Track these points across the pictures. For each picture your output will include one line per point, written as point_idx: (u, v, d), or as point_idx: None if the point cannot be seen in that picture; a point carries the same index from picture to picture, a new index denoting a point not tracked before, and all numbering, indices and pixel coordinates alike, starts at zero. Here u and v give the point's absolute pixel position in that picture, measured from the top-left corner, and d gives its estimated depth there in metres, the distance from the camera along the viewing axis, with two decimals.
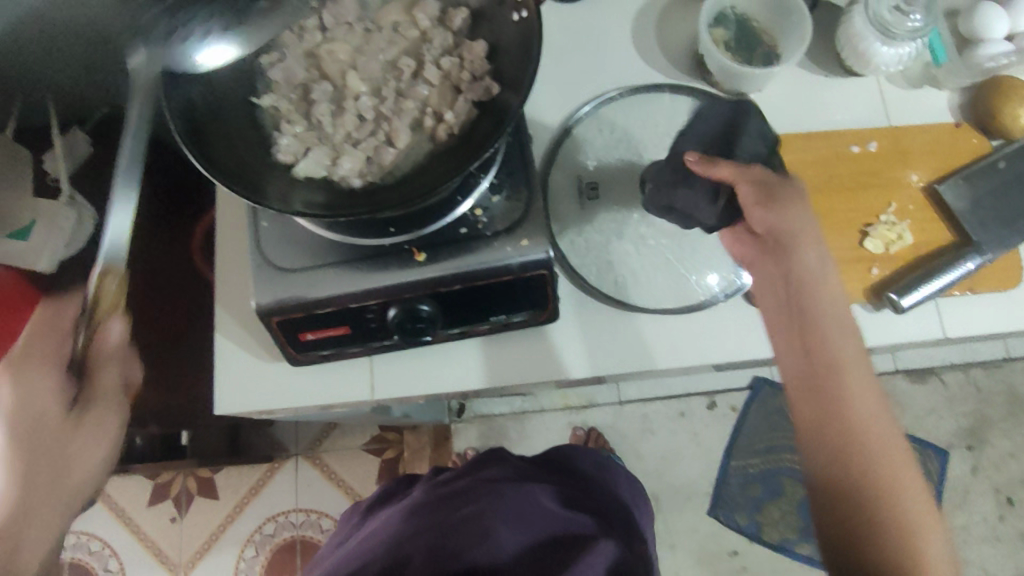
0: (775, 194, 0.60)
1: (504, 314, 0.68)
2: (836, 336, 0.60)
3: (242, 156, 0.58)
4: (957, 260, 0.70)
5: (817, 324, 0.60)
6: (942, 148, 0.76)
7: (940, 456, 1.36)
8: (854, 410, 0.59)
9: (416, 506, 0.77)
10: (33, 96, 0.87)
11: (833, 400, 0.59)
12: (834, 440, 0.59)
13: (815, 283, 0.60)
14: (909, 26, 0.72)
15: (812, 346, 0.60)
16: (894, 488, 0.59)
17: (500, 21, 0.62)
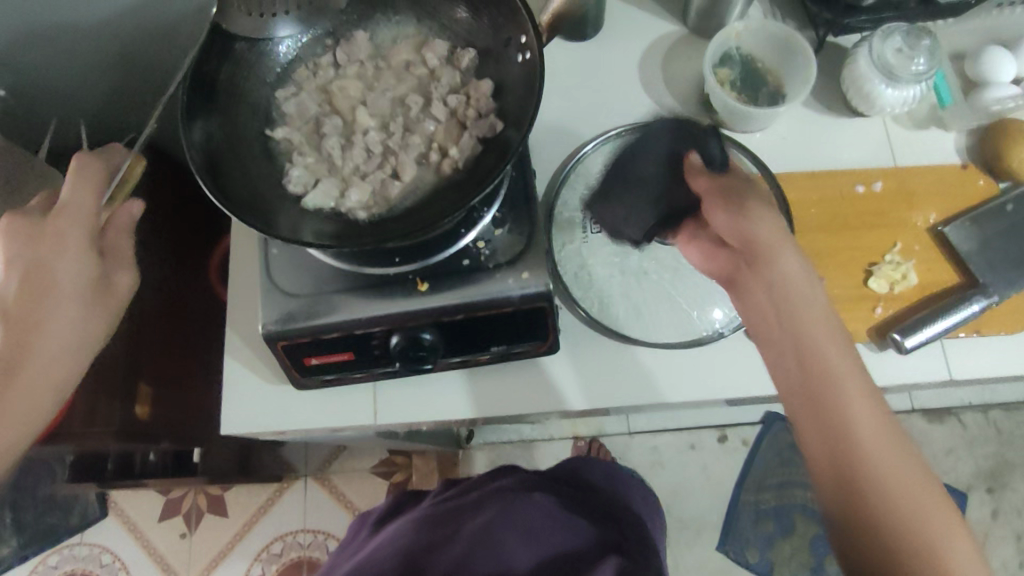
0: (736, 195, 0.58)
1: (506, 344, 0.69)
2: (831, 353, 0.53)
3: (254, 187, 0.61)
4: (962, 301, 0.70)
5: (810, 345, 0.54)
6: (949, 189, 0.76)
7: (960, 499, 1.33)
8: (869, 436, 0.51)
9: (424, 522, 0.76)
10: (67, 120, 0.94)
11: (832, 411, 0.52)
12: (839, 455, 0.52)
13: (801, 299, 0.55)
14: (914, 70, 0.72)
15: (802, 354, 0.54)
16: (930, 512, 0.50)
17: (505, 62, 0.64)
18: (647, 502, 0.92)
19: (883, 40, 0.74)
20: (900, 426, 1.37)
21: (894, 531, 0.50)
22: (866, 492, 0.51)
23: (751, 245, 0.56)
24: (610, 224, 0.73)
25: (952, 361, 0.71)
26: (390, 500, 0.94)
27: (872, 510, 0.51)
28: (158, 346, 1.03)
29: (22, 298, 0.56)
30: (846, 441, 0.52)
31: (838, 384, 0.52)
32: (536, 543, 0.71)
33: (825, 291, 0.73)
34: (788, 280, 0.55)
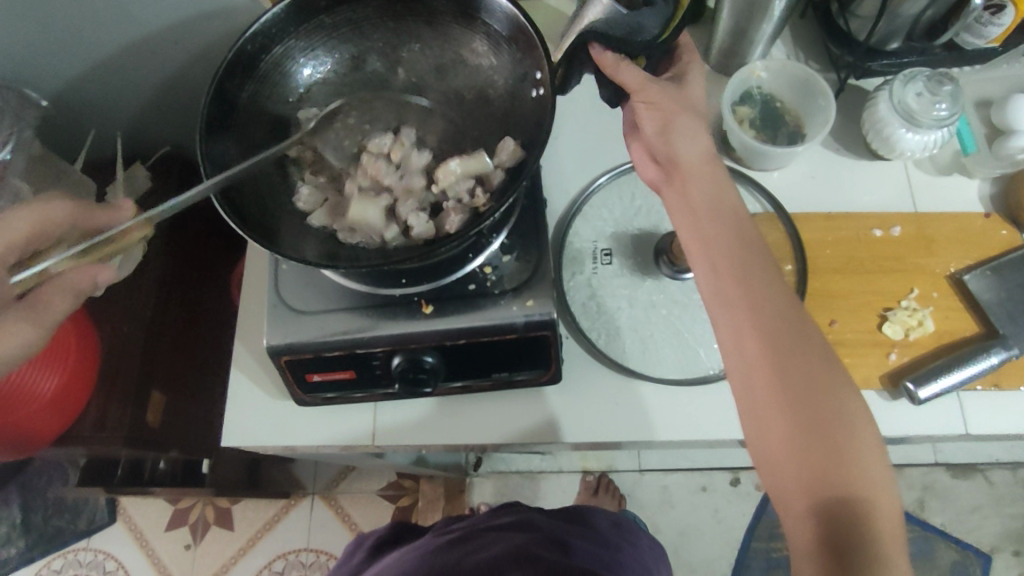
0: (655, 97, 0.61)
1: (508, 371, 0.68)
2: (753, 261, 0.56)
3: (264, 203, 0.63)
4: (980, 352, 0.68)
5: (728, 252, 0.56)
6: (970, 237, 0.74)
7: (984, 560, 1.27)
8: (785, 336, 0.54)
9: (428, 554, 0.74)
10: (104, 133, 0.98)
11: (743, 307, 0.55)
12: (750, 349, 0.54)
13: (728, 211, 0.58)
14: (935, 115, 0.71)
15: (718, 256, 0.56)
16: (836, 407, 0.52)
17: (520, 96, 0.66)
18: (652, 547, 0.92)
19: (904, 85, 0.73)
20: (922, 478, 1.32)
21: (797, 423, 0.51)
22: (773, 385, 0.53)
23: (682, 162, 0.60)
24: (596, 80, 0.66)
25: (969, 414, 0.69)
26: (389, 525, 0.93)
27: (779, 403, 0.52)
28: (174, 353, 1.04)
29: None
30: (753, 339, 0.54)
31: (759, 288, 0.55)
32: (543, 556, 0.70)
33: (837, 335, 0.72)
34: (718, 198, 0.58)
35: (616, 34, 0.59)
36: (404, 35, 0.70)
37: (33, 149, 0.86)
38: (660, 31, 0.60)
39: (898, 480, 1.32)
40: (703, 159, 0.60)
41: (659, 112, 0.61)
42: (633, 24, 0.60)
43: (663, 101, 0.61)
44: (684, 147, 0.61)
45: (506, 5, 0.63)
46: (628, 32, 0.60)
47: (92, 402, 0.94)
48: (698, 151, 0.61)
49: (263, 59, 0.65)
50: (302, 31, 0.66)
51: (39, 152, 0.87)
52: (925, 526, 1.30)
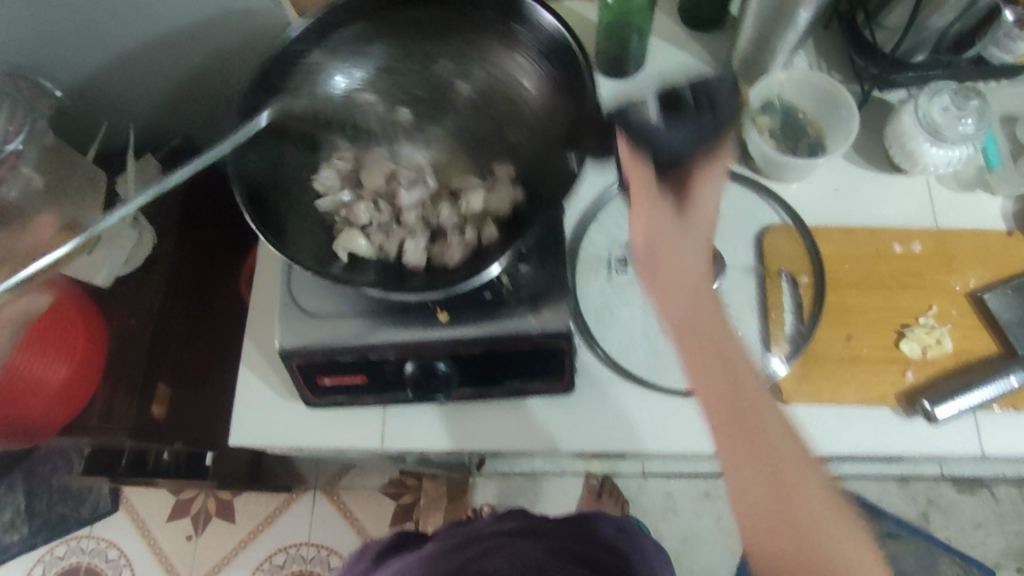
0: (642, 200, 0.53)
1: (521, 380, 0.68)
2: (736, 364, 0.51)
3: (285, 185, 0.65)
4: (998, 374, 0.67)
5: (712, 335, 0.51)
6: (991, 255, 0.73)
7: None
8: (763, 446, 0.50)
9: (433, 563, 0.74)
10: (116, 126, 0.97)
11: (730, 396, 0.50)
12: (738, 438, 0.50)
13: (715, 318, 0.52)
14: (960, 130, 0.70)
15: (704, 341, 0.51)
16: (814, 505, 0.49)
17: (551, 111, 0.67)
18: (660, 557, 0.91)
19: (930, 98, 0.72)
20: (927, 492, 1.31)
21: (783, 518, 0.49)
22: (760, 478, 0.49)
23: (667, 262, 0.52)
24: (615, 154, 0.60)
25: (985, 435, 0.68)
26: (390, 535, 0.92)
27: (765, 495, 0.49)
28: (182, 348, 1.03)
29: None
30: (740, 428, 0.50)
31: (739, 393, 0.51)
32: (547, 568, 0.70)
33: (853, 350, 0.71)
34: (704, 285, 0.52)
35: (631, 125, 0.53)
36: (439, 44, 0.71)
37: (45, 141, 0.85)
38: (684, 146, 0.52)
39: (903, 494, 1.31)
40: (698, 265, 0.52)
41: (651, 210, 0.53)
42: (653, 124, 0.53)
43: (651, 208, 0.52)
44: (667, 250, 0.52)
45: (553, 18, 0.65)
46: (640, 127, 0.53)
47: (97, 395, 0.95)
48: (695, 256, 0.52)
49: (317, 51, 0.67)
50: (355, 28, 0.68)
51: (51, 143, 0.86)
52: (927, 540, 1.29)
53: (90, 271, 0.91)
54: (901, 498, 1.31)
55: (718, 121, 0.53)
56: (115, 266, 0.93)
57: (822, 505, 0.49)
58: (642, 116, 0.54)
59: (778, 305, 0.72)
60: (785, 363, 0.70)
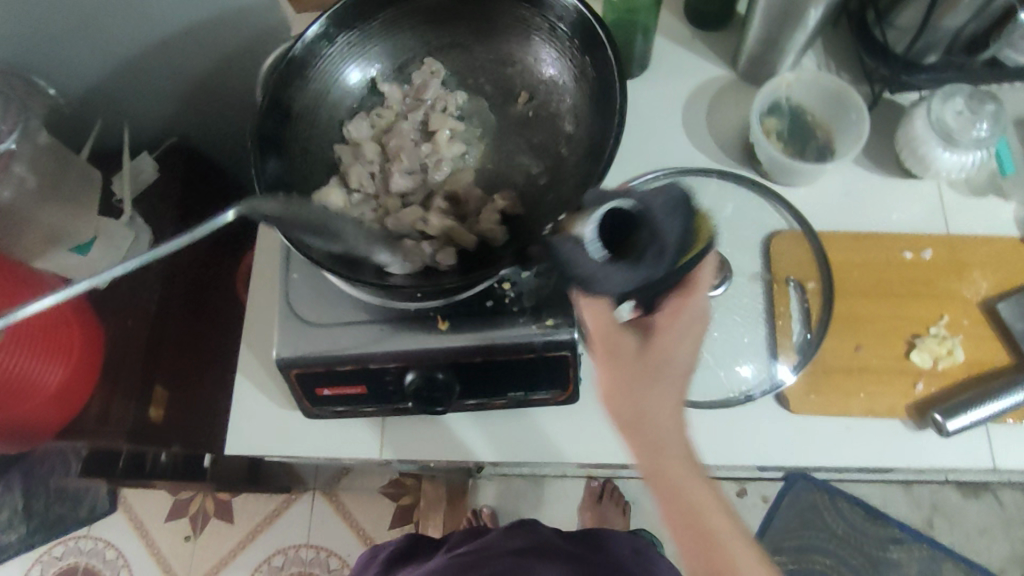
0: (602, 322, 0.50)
1: (524, 390, 0.66)
2: (696, 493, 0.50)
3: (301, 176, 0.66)
4: (1012, 386, 0.65)
5: (662, 442, 0.50)
6: (1004, 263, 0.72)
7: None
8: (721, 569, 0.50)
9: None
10: (110, 125, 0.93)
11: (683, 501, 0.50)
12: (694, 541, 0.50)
13: (682, 453, 0.51)
14: (974, 135, 0.68)
15: (655, 447, 0.50)
16: None
17: (567, 111, 0.69)
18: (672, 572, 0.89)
19: (942, 101, 0.70)
20: (932, 497, 1.30)
21: None
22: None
23: (638, 415, 0.50)
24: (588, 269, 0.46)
25: (996, 448, 0.66)
26: (403, 537, 0.91)
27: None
28: (181, 352, 1.01)
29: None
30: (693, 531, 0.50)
31: (701, 518, 0.50)
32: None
33: (862, 360, 0.69)
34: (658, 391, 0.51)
35: (572, 271, 0.47)
36: (462, 40, 0.72)
37: (38, 139, 0.81)
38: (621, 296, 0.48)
39: (907, 498, 1.29)
40: (667, 412, 0.50)
41: (617, 361, 0.51)
42: (595, 269, 0.47)
43: (613, 352, 0.51)
44: (631, 404, 0.50)
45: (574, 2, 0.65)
46: (579, 274, 0.47)
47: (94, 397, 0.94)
48: (668, 409, 0.50)
49: (343, 41, 0.69)
50: (382, 21, 0.70)
51: (45, 143, 0.82)
52: (932, 546, 1.27)
53: (85, 271, 0.90)
54: (905, 503, 1.29)
55: (662, 272, 0.47)
56: (112, 266, 0.91)
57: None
58: (583, 260, 0.46)
59: (785, 312, 0.71)
60: (793, 372, 0.68)
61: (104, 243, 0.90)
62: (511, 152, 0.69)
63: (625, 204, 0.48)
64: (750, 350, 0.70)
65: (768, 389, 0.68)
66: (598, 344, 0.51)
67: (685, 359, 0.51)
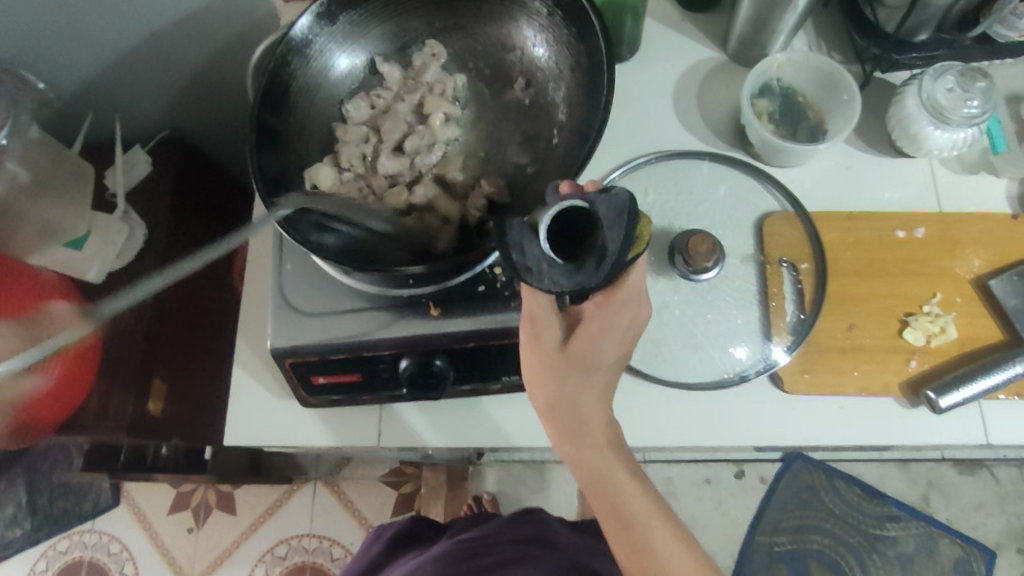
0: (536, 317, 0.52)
1: (519, 375, 0.67)
2: (618, 474, 0.55)
3: (294, 158, 0.66)
4: (1004, 361, 0.66)
5: (581, 428, 0.55)
6: (996, 240, 0.72)
7: (987, 557, 1.27)
8: (632, 537, 0.55)
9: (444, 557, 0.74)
10: (102, 119, 0.92)
11: (598, 481, 0.55)
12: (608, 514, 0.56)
13: (601, 438, 0.55)
14: (965, 112, 0.68)
15: (574, 433, 0.55)
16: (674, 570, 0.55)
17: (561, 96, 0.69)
18: None
19: (933, 79, 0.70)
20: (928, 474, 1.31)
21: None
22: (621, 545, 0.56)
23: (558, 403, 0.54)
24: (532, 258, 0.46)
25: (989, 423, 0.67)
26: (407, 521, 0.92)
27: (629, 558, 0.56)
28: (178, 342, 1.02)
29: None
30: (606, 505, 0.55)
31: (619, 496, 0.55)
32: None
33: (855, 340, 0.70)
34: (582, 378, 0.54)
35: (514, 256, 0.46)
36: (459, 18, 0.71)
37: (29, 135, 0.80)
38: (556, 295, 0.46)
39: (904, 476, 1.30)
40: (586, 401, 0.54)
41: (543, 352, 0.54)
42: (537, 260, 0.46)
43: (536, 348, 0.54)
44: (554, 393, 0.54)
45: None
46: (519, 262, 0.46)
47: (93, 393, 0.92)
48: (588, 400, 0.54)
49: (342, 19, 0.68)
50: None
51: (35, 138, 0.81)
52: (929, 522, 1.28)
53: (82, 266, 0.88)
54: (902, 480, 1.30)
55: (601, 281, 0.46)
56: (108, 261, 0.90)
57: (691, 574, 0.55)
58: (528, 247, 0.46)
59: (778, 293, 0.71)
60: (787, 352, 0.69)
61: (100, 237, 0.89)
62: (503, 137, 0.69)
63: (578, 208, 0.48)
64: (744, 331, 0.70)
65: (762, 369, 0.68)
66: (526, 331, 0.54)
67: (609, 353, 0.54)
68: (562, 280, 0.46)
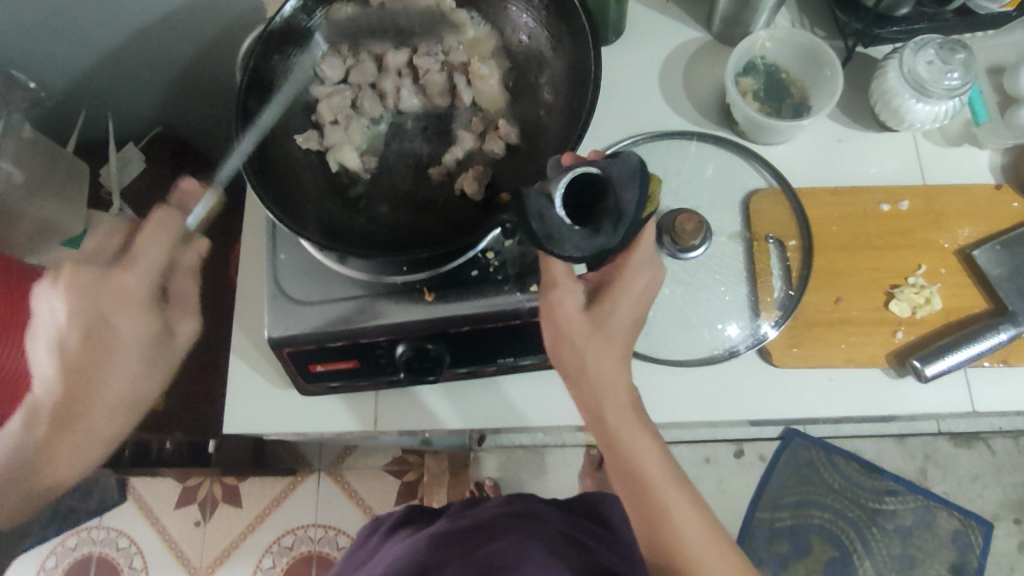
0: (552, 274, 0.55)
1: (513, 356, 0.68)
2: (638, 441, 0.55)
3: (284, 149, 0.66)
4: (988, 329, 0.67)
5: (601, 386, 0.54)
6: (980, 210, 0.73)
7: (985, 528, 1.28)
8: (648, 493, 0.55)
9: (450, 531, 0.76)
10: (94, 116, 0.93)
11: (616, 436, 0.55)
12: (624, 469, 0.55)
13: (624, 402, 0.55)
14: (946, 84, 0.69)
15: (592, 387, 0.55)
16: (684, 525, 0.55)
17: (548, 73, 0.69)
18: None
19: (914, 53, 0.70)
20: (924, 448, 1.32)
21: (656, 535, 0.55)
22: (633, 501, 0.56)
23: (577, 358, 0.54)
24: (551, 225, 0.50)
25: (974, 390, 0.68)
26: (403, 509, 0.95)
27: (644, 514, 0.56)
28: None
29: (88, 344, 0.58)
30: (622, 462, 0.55)
31: (635, 463, 0.55)
32: (561, 554, 0.71)
33: (843, 312, 0.71)
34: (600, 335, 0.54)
35: (538, 226, 0.51)
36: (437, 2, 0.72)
37: (22, 134, 0.81)
38: (580, 259, 0.50)
39: (901, 451, 1.32)
40: (611, 367, 0.54)
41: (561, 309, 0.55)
42: (559, 229, 0.50)
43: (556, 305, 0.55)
44: (572, 349, 0.54)
45: None
46: (542, 229, 0.50)
47: None
48: (606, 357, 0.54)
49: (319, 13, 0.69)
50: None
51: (29, 136, 0.82)
52: (927, 496, 1.29)
53: None
54: (899, 455, 1.32)
55: (619, 241, 0.49)
56: None
57: (699, 543, 0.55)
58: (548, 215, 0.50)
59: (766, 270, 0.72)
60: (775, 328, 0.69)
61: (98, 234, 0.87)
62: (491, 115, 0.69)
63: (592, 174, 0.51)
64: (733, 308, 0.71)
65: (752, 344, 0.69)
66: (549, 297, 0.55)
67: (626, 312, 0.55)
68: (579, 244, 0.50)
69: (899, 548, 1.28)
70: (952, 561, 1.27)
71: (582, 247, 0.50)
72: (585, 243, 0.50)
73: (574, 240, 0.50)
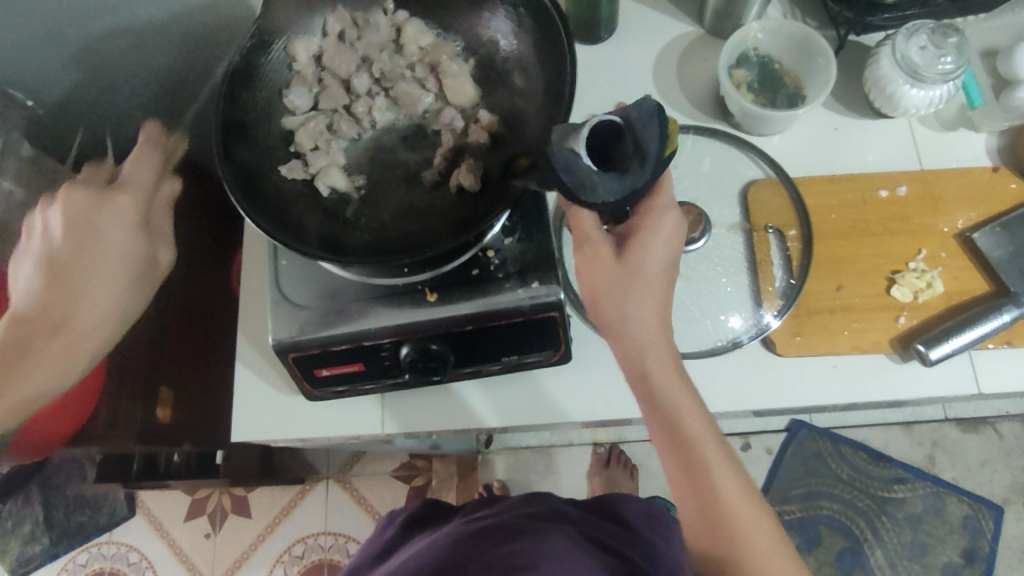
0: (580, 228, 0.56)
1: (517, 354, 0.68)
2: (679, 401, 0.55)
3: (272, 176, 0.66)
4: (991, 310, 0.67)
5: (638, 332, 0.55)
6: (978, 193, 0.73)
7: (996, 512, 1.27)
8: (682, 444, 0.55)
9: (466, 533, 0.76)
10: None
11: (649, 386, 0.55)
12: (658, 421, 0.56)
13: (665, 360, 0.55)
14: (940, 69, 0.69)
15: (626, 335, 0.56)
16: (717, 477, 0.55)
17: (521, 62, 0.69)
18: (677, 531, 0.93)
19: (907, 38, 0.71)
20: (932, 435, 1.32)
21: (690, 487, 0.55)
22: (668, 453, 0.56)
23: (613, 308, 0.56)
24: (581, 174, 0.50)
25: (979, 372, 0.68)
26: (415, 506, 0.95)
27: (681, 465, 0.55)
28: (182, 352, 1.03)
29: (57, 260, 0.56)
30: (657, 413, 0.55)
31: (676, 423, 0.55)
32: (586, 555, 0.70)
33: (845, 300, 0.71)
34: (632, 284, 0.55)
35: (569, 178, 0.50)
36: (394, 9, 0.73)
37: (21, 153, 0.77)
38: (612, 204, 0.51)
39: (908, 438, 1.32)
40: (645, 315, 0.55)
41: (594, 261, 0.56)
42: (589, 176, 0.50)
43: (590, 255, 0.57)
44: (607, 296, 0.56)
45: None
46: (573, 181, 0.50)
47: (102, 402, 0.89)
48: (639, 307, 0.55)
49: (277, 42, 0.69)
50: None
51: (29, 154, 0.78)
52: (936, 482, 1.29)
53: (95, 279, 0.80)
54: (907, 442, 1.32)
55: (648, 178, 0.50)
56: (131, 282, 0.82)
57: (743, 506, 0.55)
58: (578, 167, 0.49)
59: (766, 259, 0.72)
60: (778, 318, 0.69)
61: None
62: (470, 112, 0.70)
63: (606, 119, 0.51)
64: (735, 300, 0.72)
65: (755, 334, 0.69)
66: (582, 252, 0.57)
67: (659, 262, 0.55)
68: (613, 189, 0.50)
69: (910, 535, 1.28)
70: (963, 547, 1.27)
71: (615, 190, 0.50)
72: (617, 187, 0.50)
73: (605, 185, 0.50)
